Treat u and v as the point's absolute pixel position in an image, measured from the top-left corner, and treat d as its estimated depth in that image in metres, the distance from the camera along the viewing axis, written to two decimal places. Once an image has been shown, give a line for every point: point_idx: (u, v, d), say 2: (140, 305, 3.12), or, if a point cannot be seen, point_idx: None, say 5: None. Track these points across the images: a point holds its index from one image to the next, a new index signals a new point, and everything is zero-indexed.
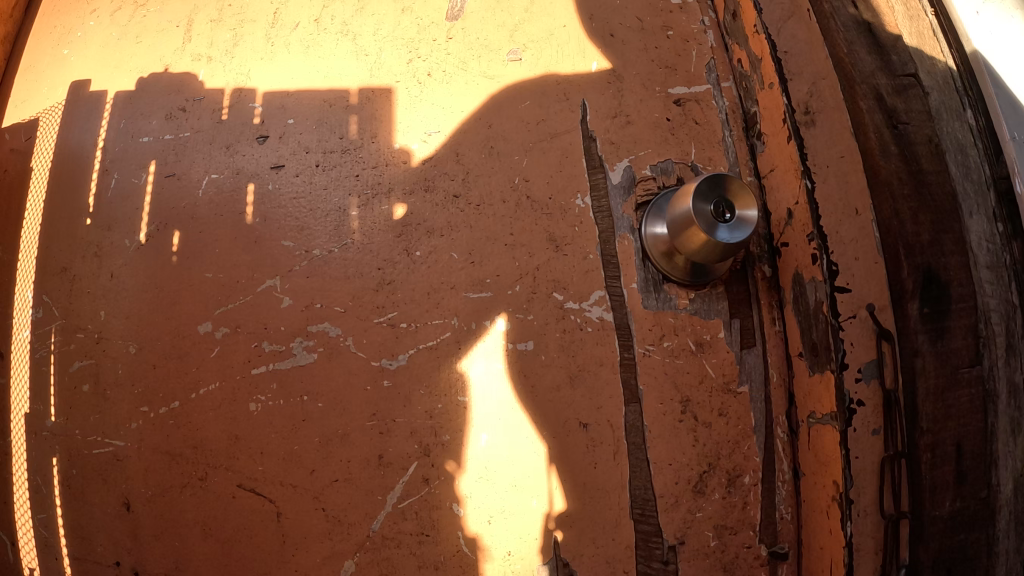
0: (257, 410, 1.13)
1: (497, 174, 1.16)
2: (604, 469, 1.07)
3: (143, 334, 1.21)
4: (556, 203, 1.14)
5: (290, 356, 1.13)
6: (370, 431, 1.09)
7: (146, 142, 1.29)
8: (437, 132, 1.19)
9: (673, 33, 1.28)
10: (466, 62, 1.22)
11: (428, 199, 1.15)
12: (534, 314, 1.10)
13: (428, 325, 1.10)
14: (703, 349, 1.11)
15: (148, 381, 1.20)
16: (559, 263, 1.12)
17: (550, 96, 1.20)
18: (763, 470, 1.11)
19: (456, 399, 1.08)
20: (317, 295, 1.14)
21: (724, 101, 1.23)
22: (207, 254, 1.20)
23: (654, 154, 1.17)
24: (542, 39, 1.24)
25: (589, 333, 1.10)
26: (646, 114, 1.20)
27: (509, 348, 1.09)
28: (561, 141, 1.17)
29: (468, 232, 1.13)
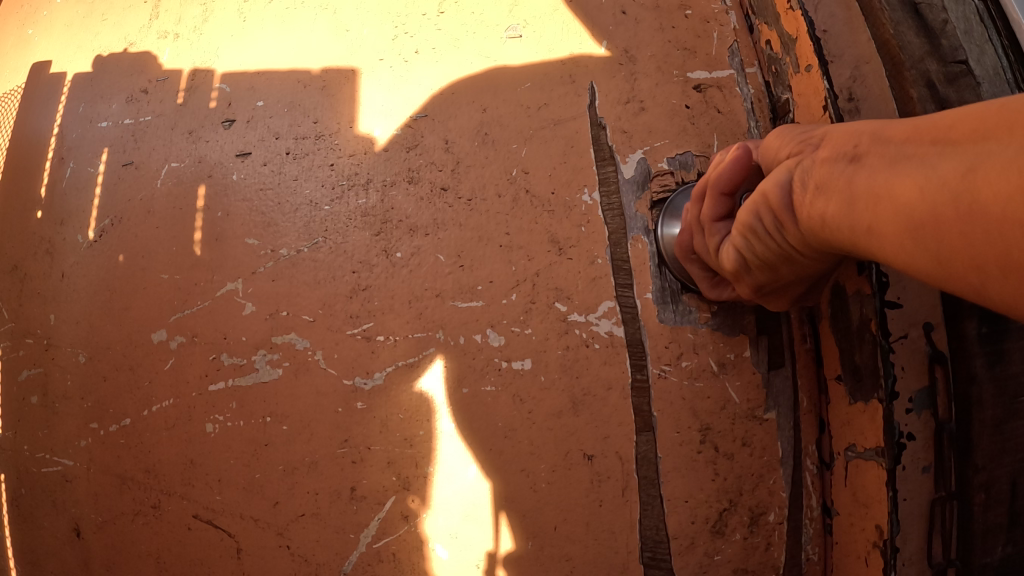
0: (216, 432, 1.00)
1: (492, 165, 1.01)
2: (610, 508, 0.92)
3: (96, 342, 1.08)
4: (559, 198, 0.99)
5: (252, 372, 1.00)
6: (342, 460, 0.95)
7: (104, 127, 1.15)
8: (424, 115, 1.04)
9: (692, 13, 1.08)
10: (459, 39, 1.07)
11: (412, 193, 1.01)
12: (532, 328, 0.96)
13: (410, 338, 0.96)
14: (727, 369, 0.95)
15: (97, 395, 1.07)
16: (562, 268, 0.97)
17: (553, 78, 1.04)
18: (789, 507, 0.95)
19: (438, 423, 0.94)
20: (284, 303, 1.00)
21: (749, 89, 1.04)
22: (163, 254, 1.06)
23: (672, 145, 1.01)
24: (546, 14, 1.07)
25: (596, 351, 0.95)
26: (662, 101, 1.02)
27: (504, 366, 0.95)
28: (565, 129, 1.02)
29: (457, 231, 0.99)
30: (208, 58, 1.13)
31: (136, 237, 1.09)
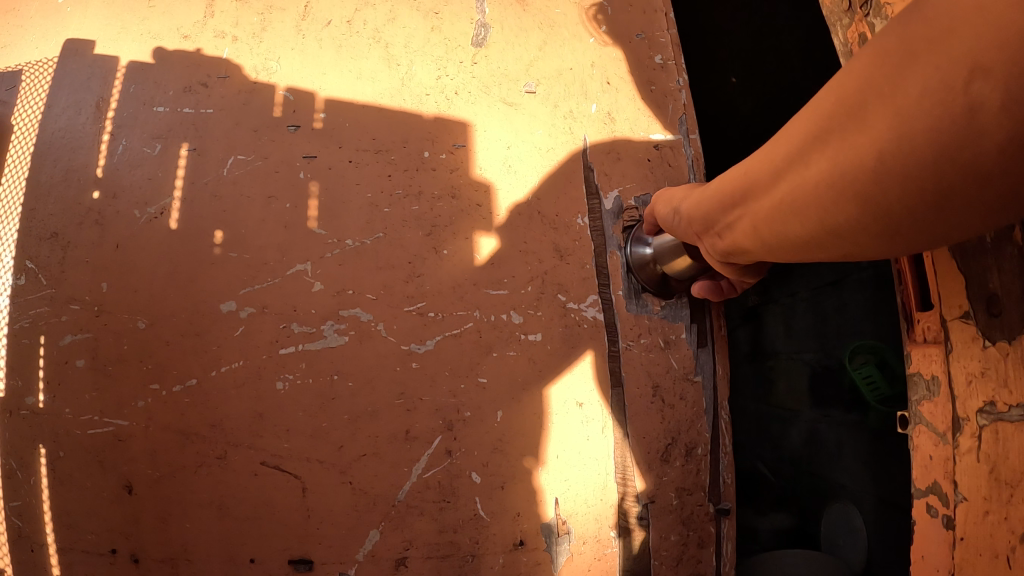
0: (286, 388, 1.21)
1: (513, 187, 1.34)
2: (594, 441, 1.28)
3: (159, 310, 1.21)
4: (561, 219, 1.35)
5: (321, 337, 1.23)
6: (398, 408, 1.22)
7: (161, 112, 1.28)
8: (462, 145, 1.34)
9: (655, 88, 1.47)
10: (488, 87, 1.38)
11: (456, 206, 1.31)
12: (542, 311, 1.30)
13: (454, 314, 1.26)
14: (670, 346, 1.36)
15: (160, 357, 1.20)
16: (564, 270, 1.33)
17: (558, 128, 1.39)
18: (711, 444, 1.35)
19: (474, 379, 1.25)
20: (350, 283, 1.25)
21: (691, 150, 1.44)
22: (232, 234, 1.25)
23: (637, 188, 1.40)
24: (553, 77, 1.42)
25: (585, 328, 1.32)
26: (633, 153, 1.42)
27: (521, 338, 1.28)
28: (566, 168, 1.38)
29: (491, 237, 1.31)
30: (269, 65, 1.32)
31: (204, 219, 1.25)
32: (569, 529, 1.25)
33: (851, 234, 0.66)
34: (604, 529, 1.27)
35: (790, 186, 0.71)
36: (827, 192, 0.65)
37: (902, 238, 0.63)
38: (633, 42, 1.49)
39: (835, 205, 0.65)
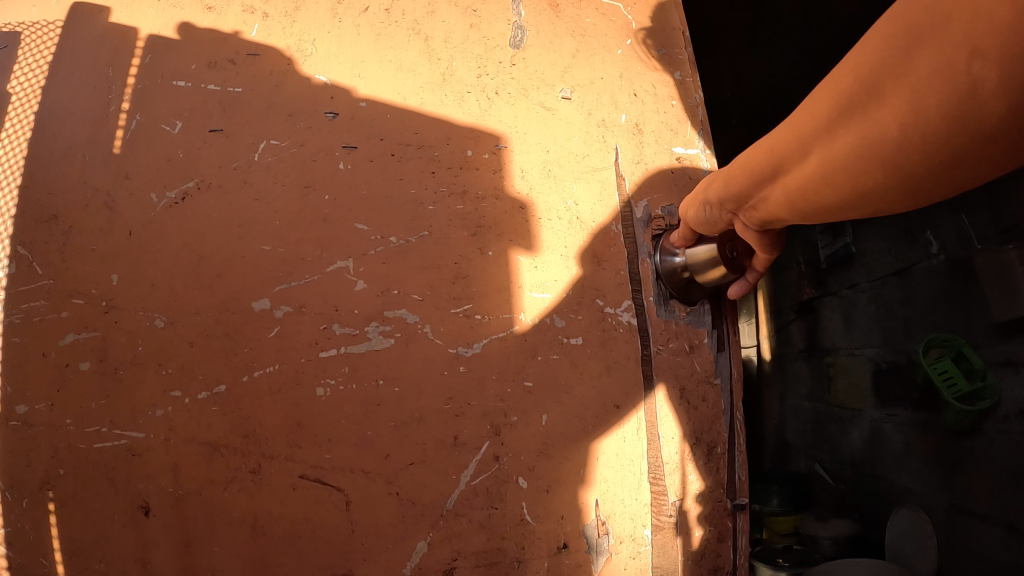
0: (327, 394, 1.14)
1: (551, 189, 1.34)
2: (630, 442, 1.30)
3: (178, 304, 1.16)
4: (597, 225, 1.36)
5: (365, 340, 1.17)
6: (446, 414, 1.18)
7: (183, 86, 1.29)
8: (504, 146, 1.32)
9: (676, 103, 1.52)
10: (527, 90, 1.38)
11: (500, 206, 1.29)
12: (582, 315, 1.30)
13: (500, 317, 1.24)
14: (693, 350, 1.40)
15: (182, 361, 1.13)
16: (601, 275, 1.34)
17: (592, 136, 1.41)
18: (729, 442, 1.39)
19: (521, 383, 1.23)
20: (393, 282, 1.21)
21: (710, 162, 1.49)
22: (262, 223, 1.21)
23: (664, 198, 1.43)
24: (586, 85, 1.44)
25: (621, 332, 1.33)
26: (658, 163, 1.46)
27: (563, 342, 1.28)
28: (601, 175, 1.39)
29: (533, 239, 1.30)
30: (304, 45, 1.33)
31: (229, 206, 1.22)
32: (609, 529, 1.25)
33: (884, 197, 0.70)
34: (639, 529, 1.28)
35: (818, 167, 0.76)
36: (856, 161, 0.69)
37: (931, 194, 0.67)
38: (655, 56, 1.55)
39: (863, 174, 0.69)
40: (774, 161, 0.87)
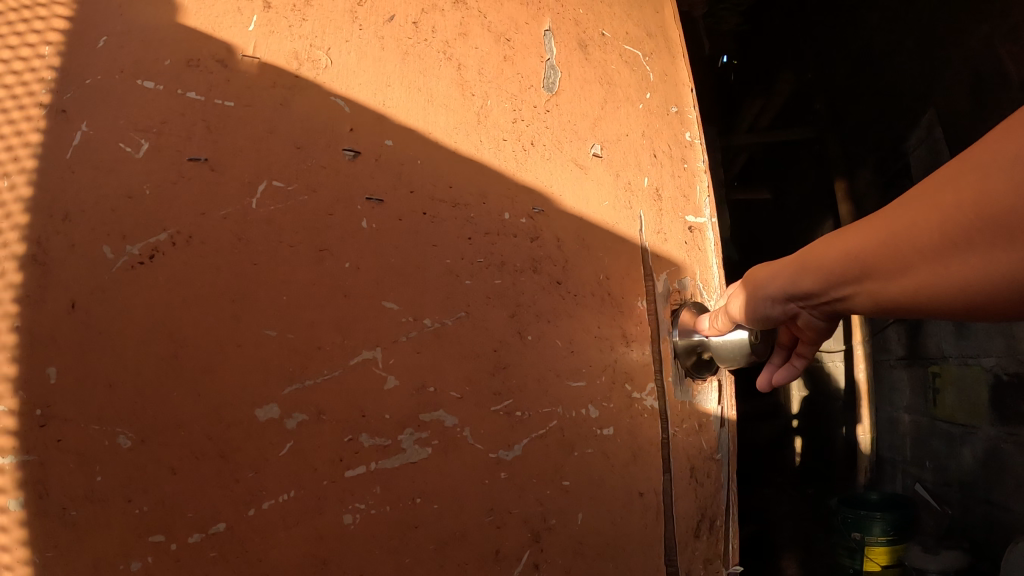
0: (356, 523, 0.94)
1: (585, 260, 1.23)
2: (651, 528, 1.26)
3: (150, 412, 0.88)
4: (624, 301, 1.29)
5: (398, 452, 0.98)
6: (488, 526, 1.04)
7: (150, 88, 1.00)
8: (541, 210, 1.19)
9: (686, 166, 1.52)
10: (560, 143, 1.26)
11: (537, 282, 1.15)
12: (612, 401, 1.23)
13: (540, 411, 1.12)
14: (701, 429, 1.42)
15: (162, 495, 0.87)
16: (628, 357, 1.27)
17: (620, 200, 1.32)
18: (721, 512, 1.45)
19: (559, 483, 1.13)
20: (432, 376, 1.02)
21: (715, 230, 1.53)
22: (265, 300, 0.94)
23: (678, 272, 1.43)
24: (614, 141, 1.35)
25: (645, 417, 1.28)
26: (675, 232, 1.44)
27: (595, 433, 1.19)
28: (628, 246, 1.32)
29: (570, 320, 1.19)
30: (318, 54, 1.08)
31: (217, 274, 0.93)
32: None
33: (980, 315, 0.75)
34: None
35: (906, 289, 0.81)
36: (950, 291, 0.74)
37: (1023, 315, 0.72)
38: (670, 116, 1.52)
39: (960, 301, 0.74)
40: (855, 268, 0.89)
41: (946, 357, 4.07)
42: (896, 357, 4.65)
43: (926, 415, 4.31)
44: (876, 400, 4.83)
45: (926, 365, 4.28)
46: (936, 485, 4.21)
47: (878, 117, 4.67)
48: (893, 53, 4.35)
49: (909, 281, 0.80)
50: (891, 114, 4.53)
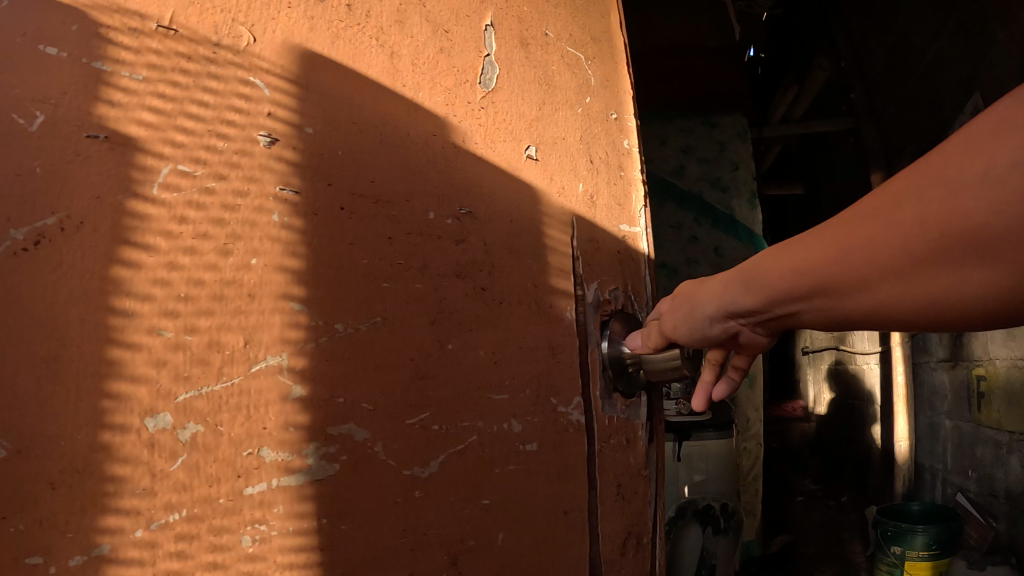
0: (256, 546, 0.80)
1: (513, 254, 1.15)
2: (576, 548, 1.18)
3: (23, 425, 0.67)
4: (553, 312, 1.20)
5: (301, 469, 0.84)
6: (402, 549, 0.93)
7: (54, 56, 0.74)
8: (468, 210, 1.10)
9: (624, 173, 1.43)
10: (496, 141, 1.16)
11: (459, 288, 1.06)
12: (536, 416, 1.14)
13: (458, 426, 1.02)
14: (631, 446, 1.34)
15: (49, 510, 0.67)
16: (555, 368, 1.19)
17: (553, 205, 1.24)
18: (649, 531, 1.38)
19: (477, 502, 1.03)
20: (341, 389, 0.90)
21: (647, 242, 1.43)
22: (162, 294, 0.76)
23: (609, 280, 1.34)
24: (552, 143, 1.26)
25: (572, 432, 1.20)
26: (608, 241, 1.35)
27: (518, 448, 1.10)
28: (559, 252, 1.23)
29: (494, 330, 1.10)
30: (239, 28, 0.88)
31: (102, 260, 0.73)
32: None
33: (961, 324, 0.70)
34: None
35: (882, 294, 0.73)
36: (937, 299, 0.68)
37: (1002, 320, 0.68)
38: (608, 124, 1.44)
39: (947, 311, 0.68)
40: (806, 284, 0.83)
41: (993, 357, 3.69)
42: (937, 359, 4.33)
43: (971, 421, 3.95)
44: (916, 404, 4.54)
45: (972, 367, 3.91)
46: (980, 495, 3.81)
47: (921, 101, 4.28)
48: (940, 30, 3.98)
49: (887, 287, 0.72)
50: (936, 96, 4.13)
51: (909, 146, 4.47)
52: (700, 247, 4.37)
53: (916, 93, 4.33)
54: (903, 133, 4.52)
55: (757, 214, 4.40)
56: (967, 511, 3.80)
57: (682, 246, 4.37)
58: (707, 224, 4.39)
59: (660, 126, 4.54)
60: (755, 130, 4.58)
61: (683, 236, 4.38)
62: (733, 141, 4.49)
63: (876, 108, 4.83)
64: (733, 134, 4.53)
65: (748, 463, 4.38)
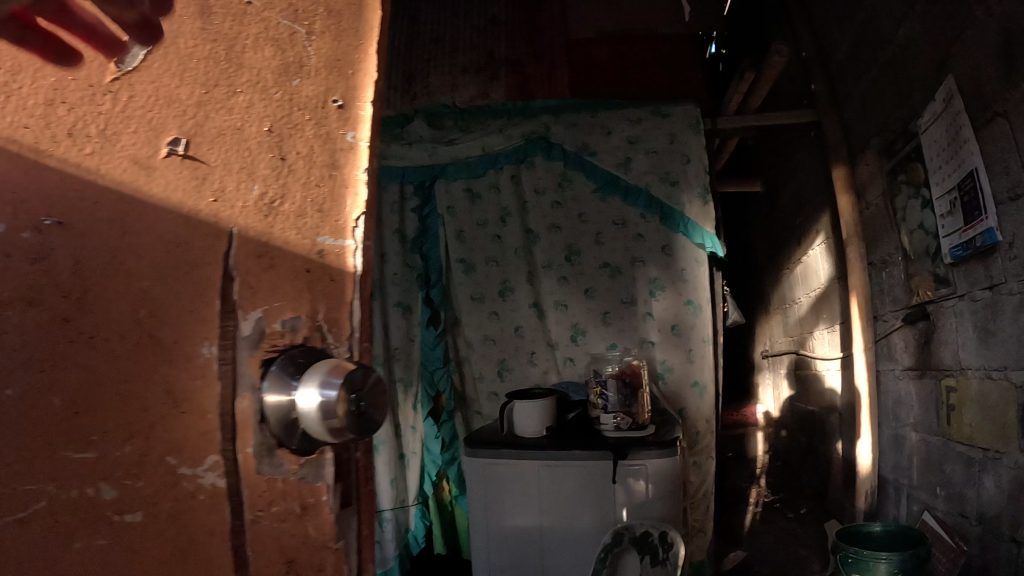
0: None
1: (116, 292, 0.80)
2: None
3: None
4: (180, 348, 0.82)
5: None
6: None
7: None
8: (55, 220, 0.78)
9: (337, 175, 0.95)
10: (113, 133, 0.81)
11: (31, 315, 0.77)
12: (142, 481, 0.81)
13: (16, 488, 0.78)
14: (306, 512, 0.87)
15: None
16: (175, 423, 0.82)
17: (197, 211, 0.84)
18: None
19: (50, 548, 0.79)
20: None
21: (362, 265, 0.95)
22: None
23: (287, 305, 0.87)
24: (212, 140, 0.86)
25: (200, 503, 0.83)
26: (289, 262, 0.88)
27: (107, 520, 0.80)
28: (201, 268, 0.84)
29: (78, 374, 0.79)
30: None
31: None
32: None
33: None
34: None
35: None
36: None
37: None
38: (328, 110, 0.96)
39: None
40: None
41: (965, 368, 3.26)
42: (901, 367, 3.94)
43: (939, 436, 3.51)
44: (879, 416, 4.15)
45: (942, 377, 3.48)
46: (949, 516, 3.40)
47: (886, 92, 3.93)
48: (905, 15, 3.64)
49: None
50: (900, 87, 3.78)
51: (874, 139, 4.12)
52: (645, 245, 4.09)
53: (880, 83, 3.98)
54: (868, 125, 4.18)
55: (710, 211, 3.96)
56: (937, 533, 3.41)
57: (626, 245, 4.11)
58: (656, 220, 4.08)
59: (607, 115, 4.20)
60: (709, 120, 4.31)
61: (628, 234, 4.11)
62: (685, 132, 4.11)
63: (840, 99, 4.50)
64: (686, 125, 4.15)
65: (695, 481, 4.02)
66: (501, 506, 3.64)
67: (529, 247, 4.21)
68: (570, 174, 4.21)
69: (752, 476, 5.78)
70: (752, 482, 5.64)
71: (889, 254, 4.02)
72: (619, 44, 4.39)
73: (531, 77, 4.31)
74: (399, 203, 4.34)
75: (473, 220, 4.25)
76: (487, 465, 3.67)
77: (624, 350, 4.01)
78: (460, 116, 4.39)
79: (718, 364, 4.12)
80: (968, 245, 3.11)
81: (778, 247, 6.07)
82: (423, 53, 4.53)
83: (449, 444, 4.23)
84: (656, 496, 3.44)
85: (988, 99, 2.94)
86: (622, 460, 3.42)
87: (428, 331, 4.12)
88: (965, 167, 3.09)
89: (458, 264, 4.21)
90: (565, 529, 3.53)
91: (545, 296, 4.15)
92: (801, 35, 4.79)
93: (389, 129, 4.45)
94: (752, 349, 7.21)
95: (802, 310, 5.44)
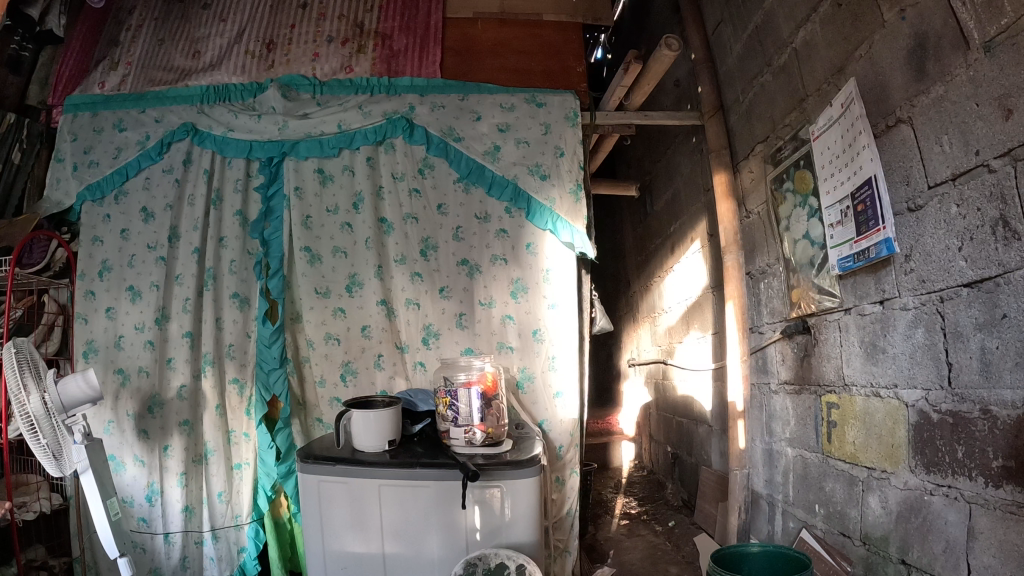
0: None
1: None
2: None
3: None
4: None
5: None
6: None
7: None
8: None
9: None
10: None
11: None
12: None
13: None
14: None
15: None
16: None
17: None
18: None
19: None
20: None
21: None
22: None
23: None
24: None
25: None
26: None
27: None
28: None
29: None
30: None
31: None
32: None
33: None
34: None
35: None
36: None
37: None
38: None
39: None
40: None
41: (849, 384, 3.02)
42: (776, 381, 3.71)
43: (818, 453, 3.26)
44: (751, 430, 3.92)
45: (823, 393, 3.23)
46: (830, 535, 3.14)
47: (776, 97, 3.70)
48: (805, 19, 3.38)
49: None
50: (793, 91, 3.52)
51: (759, 145, 3.92)
52: (508, 242, 3.76)
53: (771, 87, 3.75)
54: (753, 133, 4.00)
55: (582, 208, 3.72)
56: (818, 552, 3.16)
57: (486, 241, 3.77)
58: (521, 216, 3.76)
59: (477, 99, 3.86)
60: (588, 114, 3.95)
61: (490, 230, 3.77)
62: (561, 124, 3.82)
63: (726, 104, 4.33)
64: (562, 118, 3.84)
65: (556, 500, 3.62)
66: (337, 531, 3.03)
67: (381, 238, 3.82)
68: (431, 160, 3.84)
69: (620, 487, 5.51)
70: (620, 492, 5.38)
71: (769, 263, 3.79)
72: (501, 28, 4.09)
73: (400, 53, 4.00)
74: (244, 181, 3.97)
75: (322, 206, 3.84)
76: (321, 484, 3.06)
77: (478, 355, 3.66)
78: (317, 88, 3.94)
79: (586, 373, 3.82)
80: (860, 255, 2.83)
81: (653, 252, 5.88)
82: (287, 19, 4.18)
83: (286, 454, 3.74)
84: (515, 518, 2.97)
85: (891, 104, 2.68)
86: (474, 481, 2.92)
87: (264, 326, 3.71)
88: (860, 174, 2.80)
89: (302, 254, 3.76)
90: (410, 558, 2.95)
91: (396, 293, 3.77)
92: (694, 37, 4.57)
93: (240, 97, 4.03)
94: (623, 354, 7.03)
95: (676, 317, 5.24)
